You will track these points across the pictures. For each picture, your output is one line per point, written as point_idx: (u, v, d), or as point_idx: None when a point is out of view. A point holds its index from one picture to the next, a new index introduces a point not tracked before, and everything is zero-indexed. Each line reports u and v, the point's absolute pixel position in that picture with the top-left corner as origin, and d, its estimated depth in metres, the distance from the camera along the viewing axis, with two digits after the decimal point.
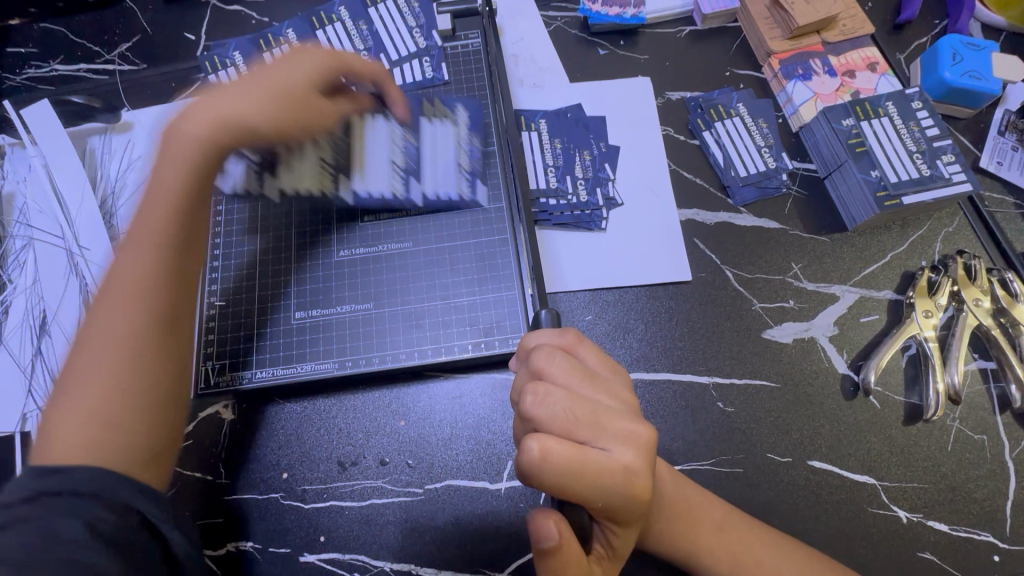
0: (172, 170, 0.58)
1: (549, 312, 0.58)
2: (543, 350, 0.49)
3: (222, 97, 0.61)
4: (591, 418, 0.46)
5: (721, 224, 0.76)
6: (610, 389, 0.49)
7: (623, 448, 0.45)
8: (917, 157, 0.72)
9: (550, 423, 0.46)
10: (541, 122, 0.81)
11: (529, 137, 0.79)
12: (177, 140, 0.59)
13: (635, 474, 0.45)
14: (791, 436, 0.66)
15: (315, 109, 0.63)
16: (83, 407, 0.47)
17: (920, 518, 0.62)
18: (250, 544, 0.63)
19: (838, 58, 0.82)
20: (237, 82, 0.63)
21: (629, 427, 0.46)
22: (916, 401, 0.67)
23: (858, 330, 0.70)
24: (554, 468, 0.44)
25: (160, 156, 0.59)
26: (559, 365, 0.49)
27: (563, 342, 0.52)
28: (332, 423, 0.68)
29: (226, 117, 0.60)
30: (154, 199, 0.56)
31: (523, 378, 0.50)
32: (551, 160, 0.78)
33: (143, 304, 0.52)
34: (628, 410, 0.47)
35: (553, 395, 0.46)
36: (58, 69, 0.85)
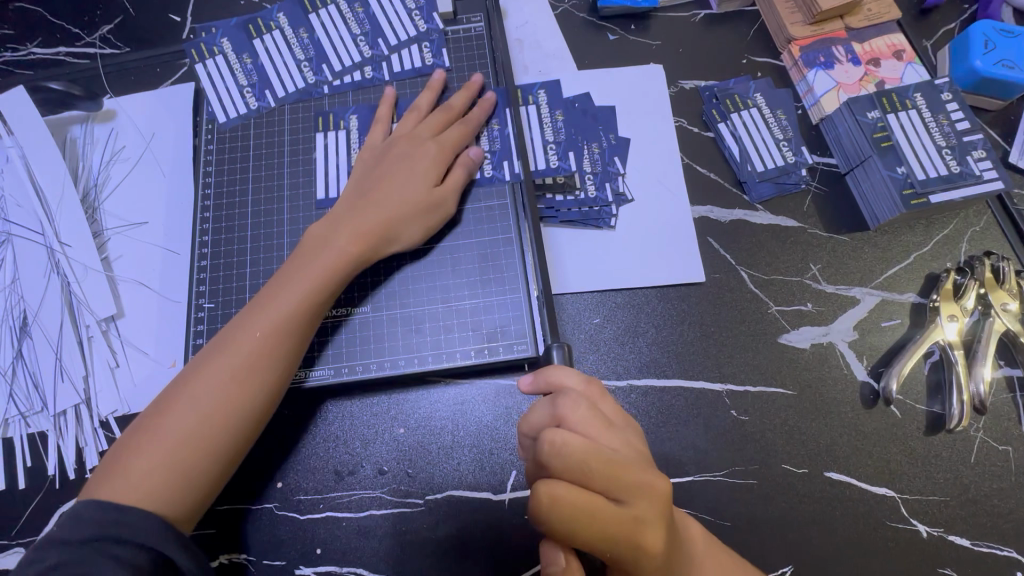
0: (316, 265, 0.59)
1: (562, 350, 0.60)
2: (569, 397, 0.48)
3: (383, 193, 0.63)
4: (608, 468, 0.43)
5: (736, 221, 0.72)
6: (626, 440, 0.47)
7: (636, 500, 0.43)
8: (946, 153, 0.68)
9: (563, 470, 0.44)
10: (539, 94, 0.76)
11: (527, 112, 0.75)
12: (323, 236, 0.61)
13: (645, 526, 0.43)
14: (808, 446, 0.63)
15: (417, 205, 0.63)
16: (155, 461, 0.51)
17: (941, 532, 0.60)
18: (244, 556, 0.61)
19: (862, 45, 0.78)
20: (396, 160, 0.65)
21: (645, 479, 0.44)
22: (939, 410, 0.64)
23: (879, 335, 0.67)
24: (561, 514, 0.43)
25: (308, 244, 0.61)
26: (581, 412, 0.47)
27: (588, 391, 0.50)
28: (328, 431, 0.65)
29: (372, 220, 0.62)
30: (306, 286, 0.58)
31: (542, 418, 0.49)
32: (551, 136, 0.73)
33: (236, 395, 0.54)
34: (646, 462, 0.46)
35: (570, 442, 0.44)
36: (35, 52, 0.81)
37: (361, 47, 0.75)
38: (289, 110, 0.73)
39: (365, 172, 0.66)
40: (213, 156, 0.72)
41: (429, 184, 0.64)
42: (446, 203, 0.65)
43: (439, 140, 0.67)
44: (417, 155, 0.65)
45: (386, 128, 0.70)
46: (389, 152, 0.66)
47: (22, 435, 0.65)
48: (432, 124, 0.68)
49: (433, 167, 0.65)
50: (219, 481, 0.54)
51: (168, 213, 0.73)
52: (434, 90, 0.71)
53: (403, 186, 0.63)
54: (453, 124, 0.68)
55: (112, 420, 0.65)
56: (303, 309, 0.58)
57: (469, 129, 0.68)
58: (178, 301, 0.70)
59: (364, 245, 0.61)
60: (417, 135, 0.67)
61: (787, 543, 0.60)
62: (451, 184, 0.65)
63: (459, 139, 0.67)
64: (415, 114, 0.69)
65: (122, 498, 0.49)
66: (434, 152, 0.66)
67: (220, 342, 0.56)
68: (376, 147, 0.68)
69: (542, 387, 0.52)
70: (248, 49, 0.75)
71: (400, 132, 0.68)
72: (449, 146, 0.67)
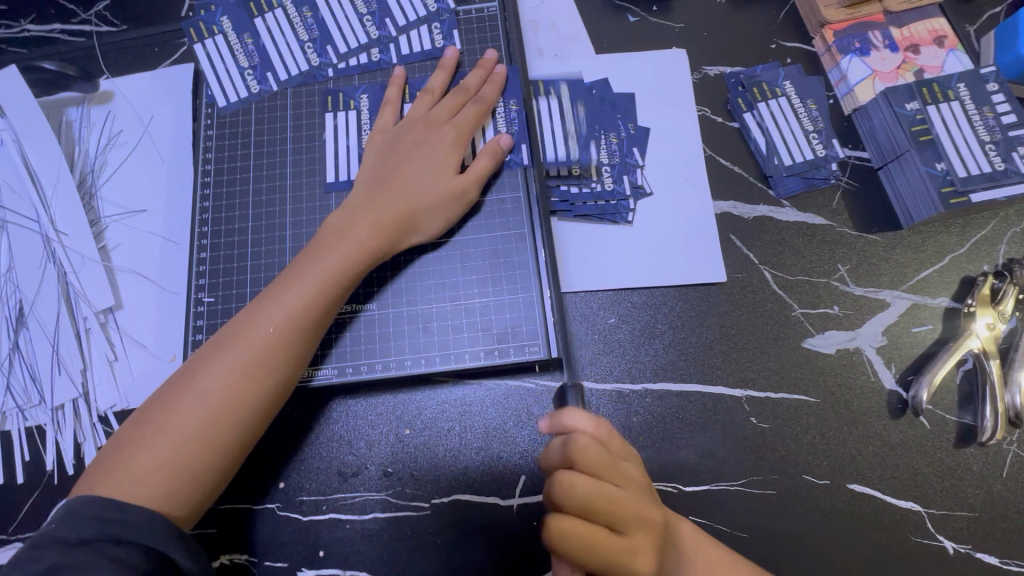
0: (333, 256, 0.56)
1: (576, 392, 0.55)
2: (580, 439, 0.45)
3: (401, 182, 0.60)
4: (610, 507, 0.43)
5: (761, 218, 0.68)
6: (631, 474, 0.47)
7: (635, 533, 0.44)
8: (990, 149, 0.64)
9: (568, 509, 0.44)
10: (561, 87, 0.72)
11: (545, 102, 0.71)
12: (340, 225, 0.58)
13: (647, 560, 0.44)
14: (830, 456, 0.60)
15: (440, 198, 0.61)
16: (162, 457, 0.49)
17: (968, 549, 0.58)
18: (246, 556, 0.60)
19: (901, 31, 0.73)
20: (416, 145, 0.62)
21: (646, 513, 0.45)
22: (970, 421, 0.61)
23: (909, 341, 0.64)
24: (569, 551, 0.43)
25: (325, 233, 0.58)
26: (590, 451, 0.45)
27: (598, 431, 0.47)
28: (331, 431, 0.63)
29: (394, 209, 0.59)
30: (322, 280, 0.55)
31: (551, 458, 0.47)
32: (572, 129, 0.69)
33: (247, 392, 0.52)
34: (642, 493, 0.46)
35: (577, 484, 0.44)
36: (29, 29, 0.77)
37: (368, 27, 0.71)
38: (292, 94, 0.70)
39: (379, 158, 0.63)
40: (212, 142, 0.69)
41: (448, 173, 0.62)
42: (467, 194, 0.62)
43: (456, 125, 0.64)
44: (435, 142, 0.63)
45: (396, 108, 0.66)
46: (407, 137, 0.63)
47: (20, 428, 0.64)
48: (448, 106, 0.65)
49: (451, 154, 0.62)
50: (226, 478, 0.52)
51: (167, 201, 0.70)
52: (447, 68, 0.68)
53: (421, 176, 0.61)
54: (470, 108, 0.65)
55: (111, 416, 0.64)
56: (319, 304, 0.55)
57: (482, 109, 0.65)
58: (177, 293, 0.67)
59: (382, 237, 0.58)
60: (434, 119, 0.64)
61: (805, 556, 0.58)
62: (472, 174, 0.62)
63: (474, 122, 0.64)
64: (427, 95, 0.66)
65: (127, 494, 0.48)
66: (452, 139, 0.63)
67: (229, 333, 0.54)
68: (389, 130, 0.65)
69: (555, 427, 0.49)
70: (249, 28, 0.71)
71: (414, 114, 0.65)
72: (466, 132, 0.64)
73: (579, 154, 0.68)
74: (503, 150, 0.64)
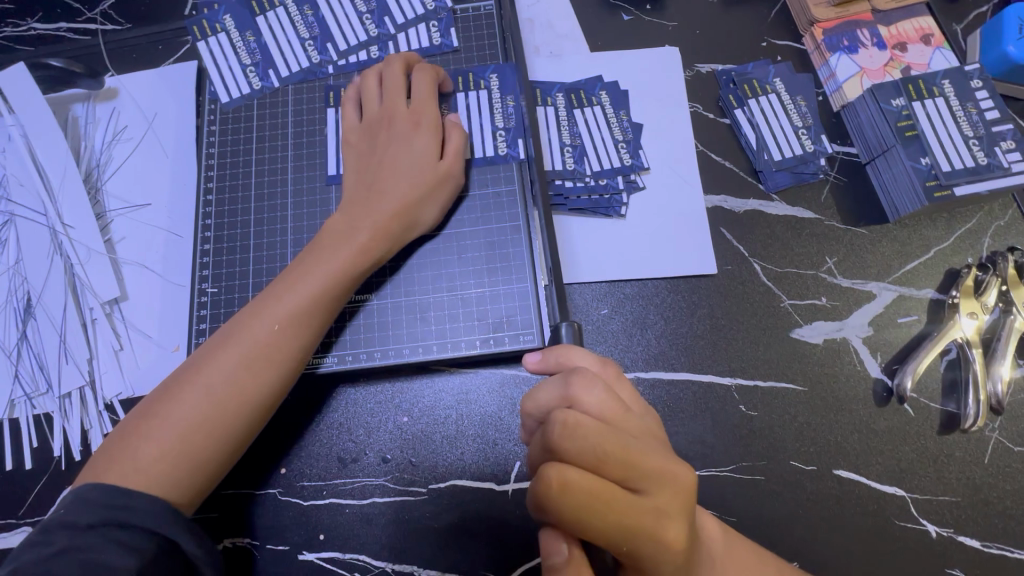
0: (335, 256, 0.58)
1: (570, 328, 0.57)
2: (582, 376, 0.46)
3: (381, 178, 0.62)
4: (624, 455, 0.42)
5: (750, 212, 0.70)
6: (643, 427, 0.46)
7: (657, 491, 0.42)
8: (974, 144, 0.66)
9: (576, 456, 0.42)
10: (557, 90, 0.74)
11: (545, 112, 0.72)
12: (342, 225, 0.60)
13: (668, 518, 0.42)
14: (817, 443, 0.62)
15: (427, 185, 0.62)
16: (167, 446, 0.51)
17: (951, 533, 0.59)
18: (249, 540, 0.61)
19: (889, 29, 0.75)
20: (387, 142, 0.64)
21: (664, 469, 0.43)
22: (954, 409, 0.62)
23: (894, 332, 0.65)
24: (573, 500, 0.41)
25: (327, 232, 0.60)
26: (593, 395, 0.45)
27: (603, 373, 0.49)
28: (332, 419, 0.64)
29: (391, 208, 0.60)
30: (325, 279, 0.57)
31: (551, 398, 0.47)
32: (568, 138, 0.71)
33: (250, 386, 0.53)
34: (667, 450, 0.45)
35: (584, 426, 0.42)
36: (36, 27, 0.79)
37: (367, 25, 0.72)
38: (293, 91, 0.71)
39: (359, 159, 0.64)
40: (215, 137, 0.71)
41: (429, 160, 0.62)
42: (453, 173, 0.63)
43: (418, 108, 0.64)
44: (408, 133, 0.63)
45: (355, 107, 0.67)
46: (380, 135, 0.64)
47: (28, 416, 0.65)
48: (394, 89, 0.65)
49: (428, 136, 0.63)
50: (227, 467, 0.54)
51: (171, 195, 0.72)
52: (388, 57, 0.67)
53: (405, 163, 0.62)
54: (421, 83, 0.65)
55: (117, 404, 0.65)
56: (320, 302, 0.57)
57: (428, 80, 0.66)
58: (180, 284, 0.69)
59: (382, 237, 0.60)
60: (399, 110, 0.64)
61: (792, 539, 0.59)
62: (452, 150, 0.64)
63: (427, 91, 0.65)
64: (373, 85, 0.66)
65: (132, 480, 0.49)
66: (414, 119, 0.63)
67: (234, 328, 0.55)
68: (354, 129, 0.66)
69: (548, 361, 0.51)
70: (252, 26, 0.73)
71: (373, 111, 0.65)
72: (426, 104, 0.64)
73: (576, 165, 0.70)
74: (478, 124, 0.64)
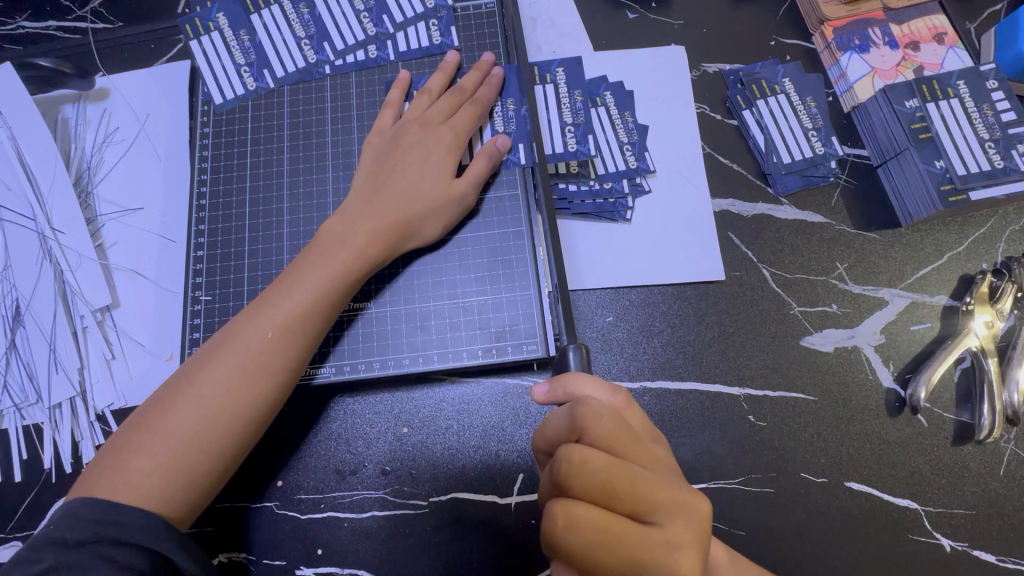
0: (331, 261, 0.56)
1: (579, 352, 0.52)
2: (588, 404, 0.44)
3: (394, 184, 0.60)
4: (633, 489, 0.41)
5: (759, 216, 0.68)
6: (652, 455, 0.45)
7: (669, 522, 0.41)
8: (989, 147, 0.64)
9: (583, 491, 0.41)
10: (558, 72, 0.70)
11: (544, 90, 0.69)
12: (338, 230, 0.58)
13: (681, 550, 0.41)
14: (828, 454, 0.60)
15: (436, 199, 0.60)
16: (159, 461, 0.49)
17: (965, 547, 0.58)
18: (245, 555, 0.60)
19: (901, 27, 0.73)
20: (405, 147, 0.62)
21: (675, 499, 0.42)
22: (968, 419, 0.61)
23: (907, 340, 0.64)
24: (584, 538, 0.40)
25: (323, 238, 0.58)
26: (602, 424, 0.43)
27: (614, 402, 0.47)
28: (329, 430, 0.63)
29: (393, 214, 0.59)
30: (320, 284, 0.55)
31: (559, 430, 0.46)
32: (569, 117, 0.67)
33: (245, 396, 0.52)
34: (678, 480, 0.44)
35: (590, 460, 0.41)
36: (24, 26, 0.76)
37: (365, 24, 0.70)
38: (289, 91, 0.69)
39: (376, 160, 0.63)
40: (208, 139, 0.69)
41: (445, 176, 0.61)
42: (463, 199, 0.61)
43: (448, 122, 0.63)
44: (430, 142, 0.62)
45: (396, 110, 0.66)
46: (400, 138, 0.63)
47: (17, 427, 0.63)
48: (443, 107, 0.64)
49: (447, 158, 0.62)
50: (222, 480, 0.52)
51: (164, 198, 0.70)
52: (446, 71, 0.67)
53: (417, 180, 0.60)
54: (467, 108, 0.64)
55: (108, 414, 0.64)
56: (316, 309, 0.55)
57: (479, 111, 0.64)
58: (173, 292, 0.67)
59: (382, 242, 0.58)
60: (426, 119, 0.64)
61: (803, 554, 0.58)
62: (469, 177, 0.62)
63: (470, 122, 0.63)
64: (425, 96, 0.65)
65: (124, 496, 0.48)
66: (448, 141, 0.62)
67: (226, 337, 0.53)
68: (385, 132, 0.65)
69: (557, 393, 0.49)
70: (245, 24, 0.71)
71: (411, 115, 0.64)
72: (462, 133, 0.63)
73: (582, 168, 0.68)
74: (501, 152, 0.63)
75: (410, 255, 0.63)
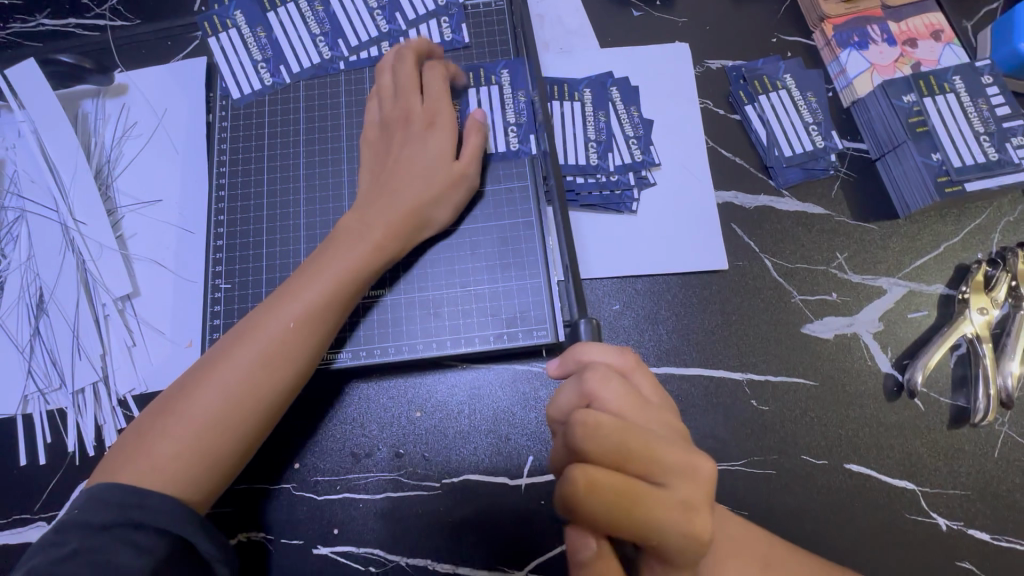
0: (350, 254, 0.58)
1: (589, 325, 0.54)
2: (597, 373, 0.46)
3: (393, 176, 0.61)
4: (644, 452, 0.43)
5: (761, 208, 0.70)
6: (660, 421, 0.46)
7: (676, 481, 0.42)
8: (984, 140, 0.66)
9: (600, 454, 0.43)
10: (586, 92, 0.74)
11: (571, 107, 0.72)
12: (355, 223, 0.60)
13: (691, 510, 0.42)
14: (828, 437, 0.62)
15: (439, 178, 0.62)
16: (183, 445, 0.51)
17: (961, 526, 0.60)
18: (263, 535, 0.62)
19: (899, 25, 0.75)
20: (399, 142, 0.63)
21: (682, 462, 0.43)
22: (963, 403, 0.63)
23: (905, 326, 0.66)
24: (602, 500, 0.42)
25: (341, 230, 0.60)
26: (611, 390, 0.45)
27: (620, 367, 0.48)
28: (345, 414, 0.65)
29: (398, 204, 0.60)
30: (339, 275, 0.57)
31: (571, 398, 0.47)
32: (593, 135, 0.71)
33: (266, 382, 0.54)
34: (684, 442, 0.45)
35: (604, 424, 0.43)
36: (45, 23, 0.78)
37: (378, 22, 0.72)
38: (305, 86, 0.71)
39: (376, 155, 0.64)
40: (227, 133, 0.71)
41: (442, 158, 0.62)
42: (466, 175, 0.63)
43: (431, 105, 0.64)
44: (418, 130, 0.63)
45: (380, 102, 0.66)
46: (393, 134, 0.64)
47: (42, 412, 0.65)
48: (418, 90, 0.64)
49: (442, 140, 0.63)
50: (243, 462, 0.54)
51: (182, 190, 0.72)
52: (405, 49, 0.65)
53: (417, 166, 0.62)
54: (440, 88, 0.64)
55: (130, 399, 0.65)
56: (334, 300, 0.57)
57: (445, 80, 0.65)
58: (193, 281, 0.69)
59: (396, 235, 0.60)
60: (407, 105, 0.63)
61: (804, 532, 0.60)
62: (468, 155, 0.63)
63: (449, 102, 0.64)
64: (391, 77, 0.65)
65: (149, 479, 0.49)
66: (434, 123, 0.63)
67: (249, 326, 0.55)
68: (376, 126, 0.66)
69: (567, 365, 0.50)
70: (261, 22, 0.73)
71: (394, 106, 0.64)
72: (449, 113, 0.64)
73: (600, 160, 0.70)
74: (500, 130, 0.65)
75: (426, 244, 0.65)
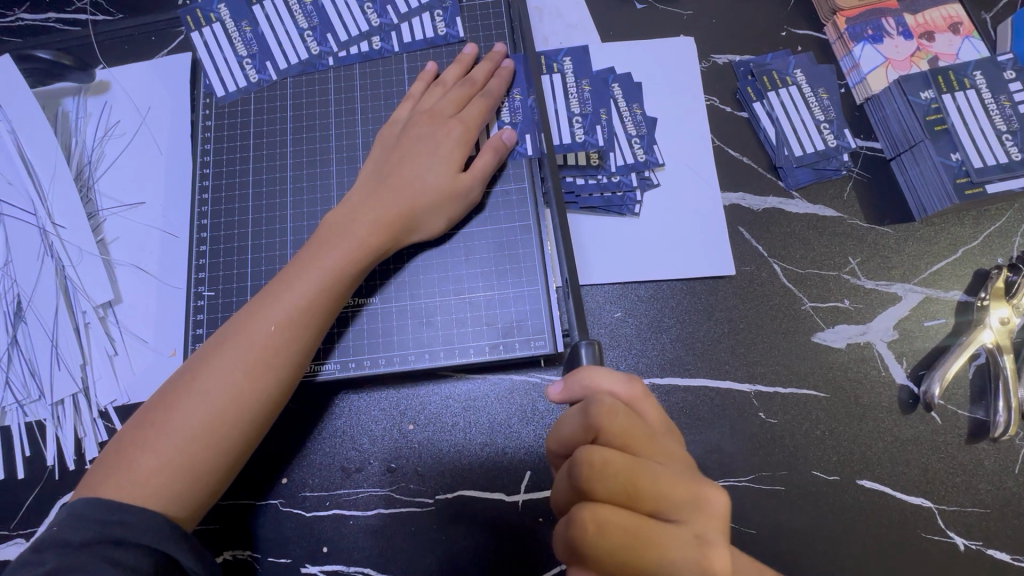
0: (335, 253, 0.55)
1: (591, 348, 0.50)
2: (601, 403, 0.43)
3: (399, 177, 0.59)
4: (654, 488, 0.41)
5: (770, 210, 0.67)
6: (667, 451, 0.44)
7: (689, 517, 0.41)
8: (1006, 139, 0.63)
9: (607, 493, 0.41)
10: (565, 61, 0.69)
11: (551, 80, 0.68)
12: (342, 223, 0.57)
13: (707, 545, 0.41)
14: (839, 452, 0.60)
15: (441, 191, 0.59)
16: (165, 459, 0.48)
17: (979, 546, 0.57)
18: (249, 553, 0.59)
19: (915, 17, 0.71)
20: (411, 140, 0.61)
21: (694, 494, 0.42)
22: (982, 416, 0.60)
23: (921, 335, 0.63)
24: (613, 542, 0.40)
25: (326, 230, 0.57)
26: (618, 424, 0.42)
27: (628, 398, 0.45)
28: (334, 427, 0.62)
29: (394, 206, 0.58)
30: (324, 276, 0.54)
31: (574, 428, 0.44)
32: (577, 107, 0.67)
33: (251, 390, 0.51)
34: (692, 473, 0.44)
35: (611, 460, 0.41)
36: (24, 18, 0.75)
37: (369, 15, 0.69)
38: (292, 83, 0.68)
39: (385, 152, 0.62)
40: (211, 132, 0.68)
41: (452, 168, 0.60)
42: (470, 193, 0.60)
43: (456, 115, 0.62)
44: (439, 135, 0.61)
45: (414, 102, 0.65)
46: (409, 128, 0.62)
47: (20, 424, 0.63)
48: (454, 99, 0.63)
49: (456, 150, 0.61)
50: (230, 475, 0.51)
51: (166, 192, 0.69)
52: (462, 63, 0.66)
53: (423, 172, 0.59)
54: (477, 101, 0.63)
55: (112, 411, 0.63)
56: (320, 302, 0.54)
57: (489, 104, 0.63)
58: (177, 287, 0.66)
59: (385, 234, 0.57)
60: (435, 111, 0.62)
61: (813, 552, 0.57)
62: (475, 172, 0.60)
63: (481, 115, 0.62)
64: (438, 87, 0.64)
65: (131, 495, 0.47)
66: (457, 135, 0.61)
67: (230, 331, 0.53)
68: (398, 123, 0.64)
69: (572, 391, 0.47)
70: (247, 16, 0.70)
71: (422, 107, 0.63)
72: (473, 126, 0.62)
73: (587, 136, 0.66)
74: (507, 147, 0.62)
75: (417, 250, 0.62)
